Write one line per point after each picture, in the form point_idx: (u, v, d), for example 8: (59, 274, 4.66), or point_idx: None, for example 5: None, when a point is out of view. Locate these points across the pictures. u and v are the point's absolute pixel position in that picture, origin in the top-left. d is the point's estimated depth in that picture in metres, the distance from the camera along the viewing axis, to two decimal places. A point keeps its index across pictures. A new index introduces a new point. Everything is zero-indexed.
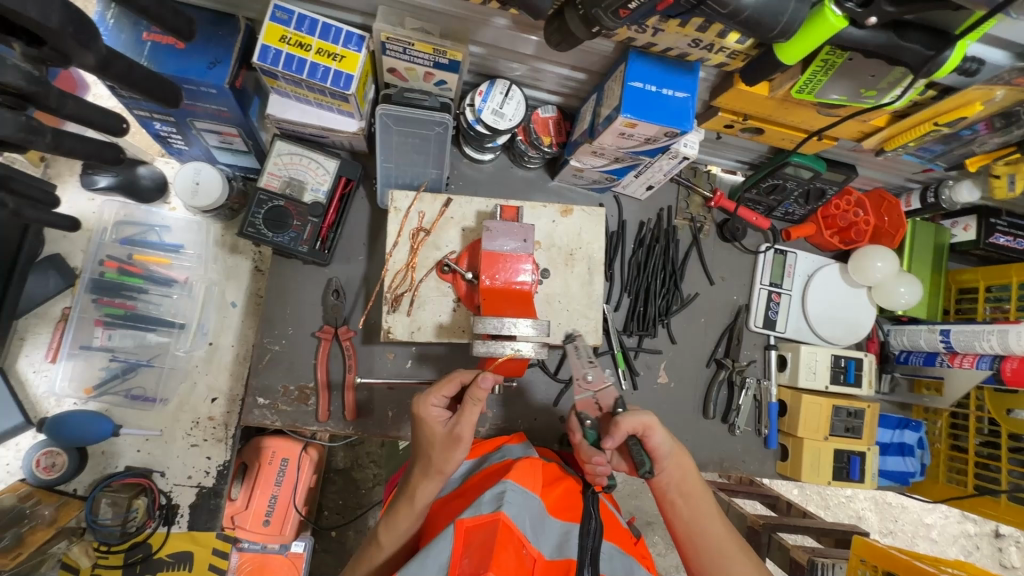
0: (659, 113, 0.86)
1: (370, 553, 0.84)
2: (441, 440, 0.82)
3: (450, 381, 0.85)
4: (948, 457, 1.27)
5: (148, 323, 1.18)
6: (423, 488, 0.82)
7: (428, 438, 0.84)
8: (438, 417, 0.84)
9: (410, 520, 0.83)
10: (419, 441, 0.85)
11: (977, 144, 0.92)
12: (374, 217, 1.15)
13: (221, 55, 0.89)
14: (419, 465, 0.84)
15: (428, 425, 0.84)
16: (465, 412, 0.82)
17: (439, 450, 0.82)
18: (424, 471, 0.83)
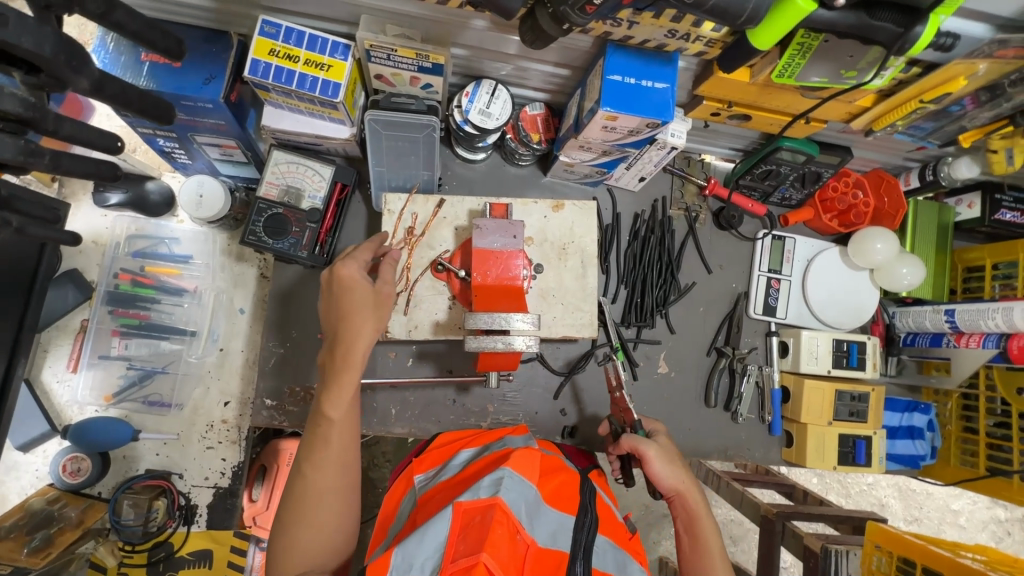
0: (639, 105, 0.87)
1: (322, 429, 0.81)
2: (372, 298, 0.87)
3: (366, 248, 0.94)
4: (959, 440, 1.24)
5: (161, 332, 1.24)
6: (363, 340, 0.83)
7: (361, 297, 0.86)
8: (364, 276, 0.89)
9: (355, 378, 0.83)
10: (345, 306, 0.86)
11: (968, 120, 0.91)
12: (371, 220, 1.19)
13: (216, 71, 0.93)
14: (349, 325, 0.84)
15: (357, 285, 0.87)
16: (386, 274, 0.91)
17: (375, 305, 0.87)
18: (357, 325, 0.84)
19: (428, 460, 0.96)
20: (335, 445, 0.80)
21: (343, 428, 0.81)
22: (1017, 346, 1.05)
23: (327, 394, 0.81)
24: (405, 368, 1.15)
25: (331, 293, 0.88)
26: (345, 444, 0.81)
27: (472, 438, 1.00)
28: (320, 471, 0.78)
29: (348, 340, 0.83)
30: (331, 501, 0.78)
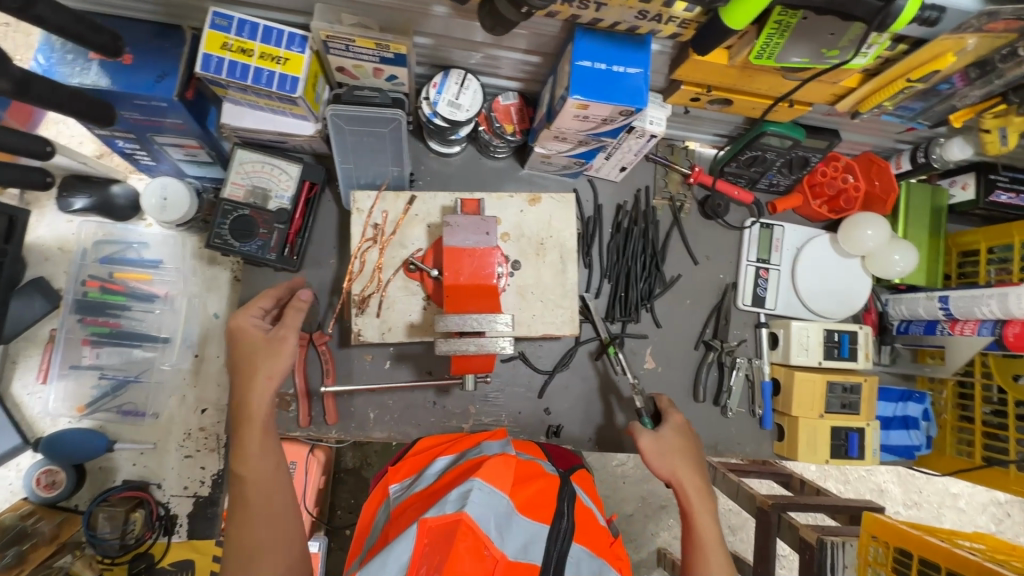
0: (611, 92, 0.82)
1: (236, 490, 0.78)
2: (263, 343, 0.85)
3: (267, 295, 0.94)
4: (955, 428, 1.21)
5: (133, 339, 1.20)
6: (257, 392, 0.81)
7: (253, 344, 0.85)
8: (255, 325, 0.87)
9: (257, 431, 0.80)
10: (238, 359, 0.85)
11: (958, 99, 0.87)
12: (343, 219, 1.14)
13: (168, 68, 0.89)
14: (240, 381, 0.83)
15: (246, 336, 0.86)
16: (285, 317, 0.89)
17: (265, 351, 0.85)
18: (249, 375, 0.83)
19: (404, 468, 0.93)
20: (254, 501, 0.77)
21: (258, 483, 0.78)
22: (1013, 333, 1.01)
23: (233, 457, 0.79)
24: (383, 371, 1.12)
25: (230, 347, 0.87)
26: (265, 497, 0.78)
27: (450, 445, 0.97)
28: (242, 532, 0.76)
29: (241, 396, 0.82)
30: (268, 557, 0.75)
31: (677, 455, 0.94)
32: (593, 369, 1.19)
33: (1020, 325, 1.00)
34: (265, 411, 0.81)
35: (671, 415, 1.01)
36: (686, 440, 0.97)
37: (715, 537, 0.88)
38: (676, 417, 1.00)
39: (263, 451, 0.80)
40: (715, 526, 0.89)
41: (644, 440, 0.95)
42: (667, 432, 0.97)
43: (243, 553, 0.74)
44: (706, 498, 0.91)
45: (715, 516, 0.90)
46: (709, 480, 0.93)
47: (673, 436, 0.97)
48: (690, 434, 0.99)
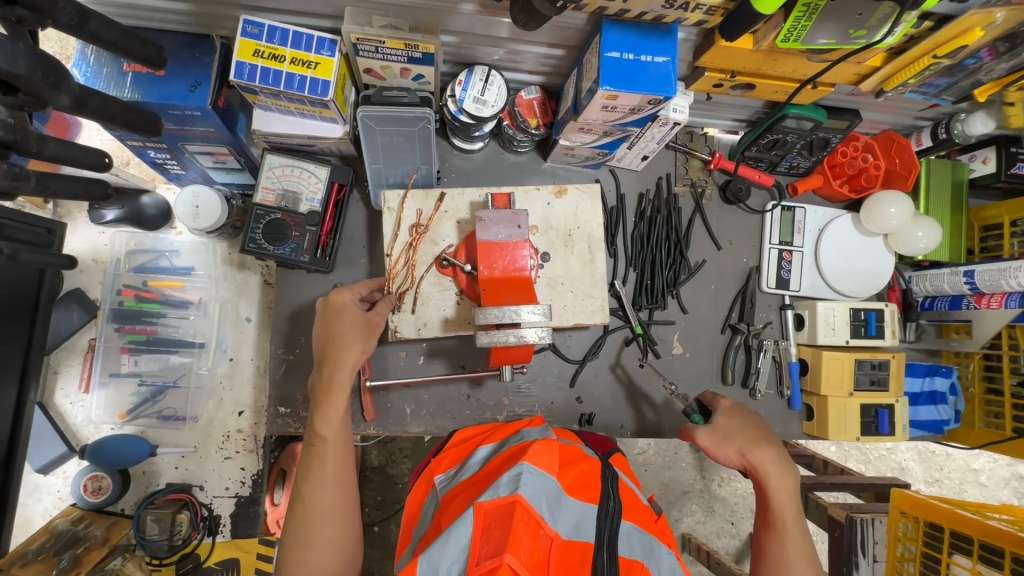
0: (640, 82, 0.83)
1: (316, 450, 0.83)
2: (364, 324, 0.91)
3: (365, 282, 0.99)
4: (984, 402, 1.22)
5: (169, 346, 1.23)
6: (350, 356, 0.87)
7: (353, 321, 0.91)
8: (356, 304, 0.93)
9: (344, 397, 0.85)
10: (336, 329, 0.90)
11: (983, 73, 0.88)
12: (371, 219, 1.16)
13: (201, 77, 0.91)
14: (338, 345, 0.88)
15: (348, 312, 0.91)
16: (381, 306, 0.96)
17: (365, 330, 0.90)
18: (346, 343, 0.88)
19: (446, 460, 0.94)
20: (330, 464, 0.82)
21: (337, 448, 0.84)
22: None
23: (319, 414, 0.84)
24: (417, 367, 1.14)
25: (326, 316, 0.92)
26: (339, 462, 0.83)
27: (491, 433, 0.98)
28: (318, 494, 0.80)
29: (336, 359, 0.86)
30: (334, 521, 0.80)
31: (744, 434, 0.95)
32: (623, 356, 1.20)
33: None
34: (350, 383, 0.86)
35: (719, 403, 1.02)
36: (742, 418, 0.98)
37: (792, 510, 0.89)
38: (727, 403, 1.02)
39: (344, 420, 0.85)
40: (793, 499, 0.90)
41: (700, 433, 0.97)
42: (721, 416, 0.99)
43: (311, 514, 0.79)
44: (780, 471, 0.91)
45: (793, 491, 0.90)
46: (785, 455, 0.92)
47: (724, 419, 0.98)
48: (745, 415, 0.99)
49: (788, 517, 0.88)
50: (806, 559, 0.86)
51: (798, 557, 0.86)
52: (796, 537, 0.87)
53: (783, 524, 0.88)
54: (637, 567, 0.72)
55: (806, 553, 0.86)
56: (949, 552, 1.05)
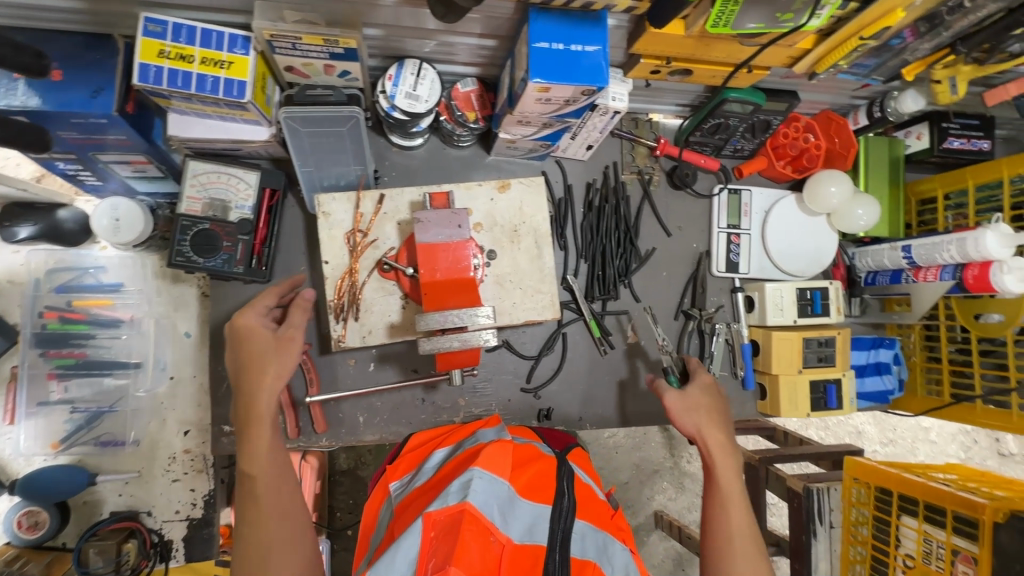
0: (572, 72, 0.81)
1: (247, 489, 0.77)
2: (273, 343, 0.86)
3: (269, 295, 0.93)
4: (924, 369, 1.27)
5: (102, 368, 1.16)
6: (271, 385, 0.82)
7: (262, 342, 0.85)
8: (264, 323, 0.88)
9: (266, 427, 0.80)
10: (245, 357, 0.85)
11: (909, 53, 0.90)
12: (309, 224, 1.11)
13: (104, 82, 0.84)
14: (258, 373, 0.82)
15: (254, 332, 0.86)
16: (291, 318, 0.91)
17: (275, 352, 0.85)
18: (258, 373, 0.82)
19: (401, 466, 0.92)
20: (263, 499, 0.76)
21: (270, 480, 0.78)
22: (973, 275, 1.05)
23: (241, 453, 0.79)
24: (367, 374, 1.11)
25: (234, 344, 0.87)
26: (275, 492, 0.77)
27: (447, 435, 0.96)
28: (257, 532, 0.74)
29: (255, 390, 0.81)
30: (280, 556, 0.73)
31: (704, 409, 0.96)
32: (579, 348, 1.20)
33: (979, 267, 1.04)
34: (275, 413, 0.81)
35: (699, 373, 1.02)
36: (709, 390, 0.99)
37: (736, 483, 0.89)
38: (704, 377, 1.01)
39: (272, 451, 0.79)
40: (739, 477, 0.90)
41: (672, 397, 0.97)
42: (690, 391, 0.98)
43: (253, 548, 0.73)
44: (728, 448, 0.92)
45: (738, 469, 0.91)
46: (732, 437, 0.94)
47: (696, 394, 0.98)
48: (716, 393, 1.00)
49: (732, 491, 0.88)
50: (749, 535, 0.85)
51: (740, 528, 0.85)
52: (740, 508, 0.87)
53: (727, 499, 0.88)
54: (588, 568, 0.72)
55: (750, 525, 0.86)
56: (898, 514, 1.07)
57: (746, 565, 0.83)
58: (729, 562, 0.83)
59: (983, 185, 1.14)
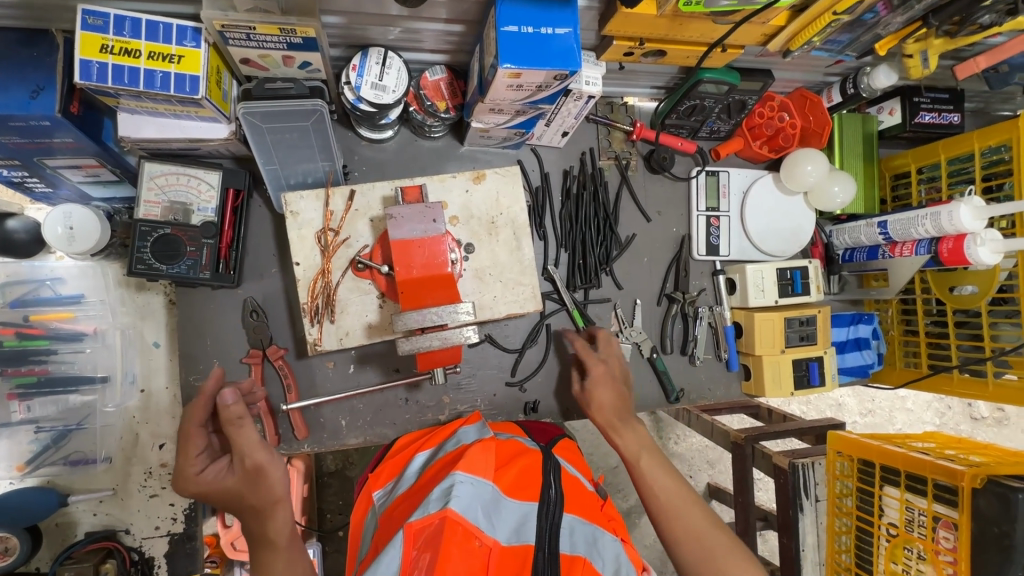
0: (543, 56, 0.78)
1: None
2: (240, 481, 0.75)
3: (190, 436, 0.77)
4: (902, 342, 1.29)
5: (66, 385, 1.11)
6: (273, 525, 0.75)
7: (229, 488, 0.75)
8: (214, 471, 0.76)
9: (282, 558, 0.74)
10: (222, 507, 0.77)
11: (882, 27, 0.90)
12: (277, 224, 1.06)
13: (44, 81, 0.78)
14: (252, 522, 0.75)
15: (218, 489, 0.75)
16: (238, 441, 0.76)
17: (252, 490, 0.75)
18: (253, 521, 0.75)
19: (384, 473, 0.89)
20: None
21: None
22: (948, 248, 1.06)
23: None
24: (347, 376, 1.08)
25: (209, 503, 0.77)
26: None
27: (426, 438, 0.94)
28: None
29: (259, 535, 0.75)
30: None
31: (597, 400, 1.01)
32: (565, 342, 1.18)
33: (953, 240, 1.05)
34: (289, 533, 0.75)
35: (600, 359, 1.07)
36: (605, 370, 1.04)
37: (639, 448, 0.94)
38: (599, 370, 1.03)
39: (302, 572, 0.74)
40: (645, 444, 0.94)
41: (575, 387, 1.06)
42: (595, 390, 1.02)
43: None
44: (626, 422, 0.98)
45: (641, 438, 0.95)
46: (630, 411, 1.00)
47: (601, 393, 1.02)
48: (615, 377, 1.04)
49: (639, 454, 0.92)
50: (675, 490, 0.88)
51: (663, 487, 0.88)
52: (653, 462, 0.91)
53: (639, 463, 0.92)
54: (577, 563, 0.71)
55: (669, 474, 0.90)
56: (881, 484, 1.08)
57: (686, 513, 0.86)
58: (670, 516, 0.86)
59: (954, 159, 1.14)
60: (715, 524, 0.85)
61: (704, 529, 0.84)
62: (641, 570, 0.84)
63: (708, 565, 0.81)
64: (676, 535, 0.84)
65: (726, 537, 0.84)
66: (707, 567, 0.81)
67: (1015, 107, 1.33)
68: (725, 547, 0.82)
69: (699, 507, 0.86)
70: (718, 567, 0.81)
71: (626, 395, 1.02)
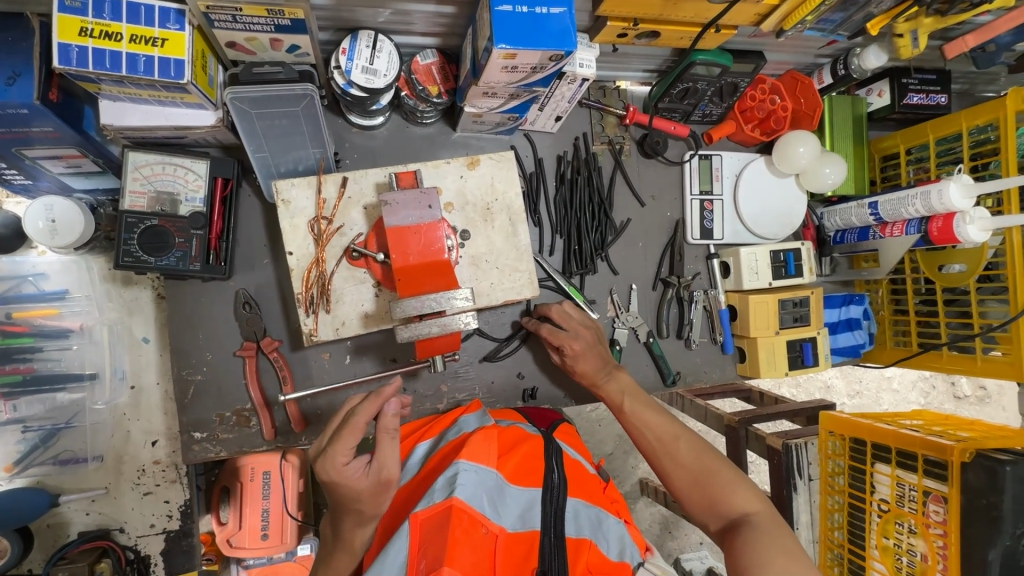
0: (538, 37, 0.77)
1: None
2: (372, 493, 0.70)
3: (352, 432, 0.69)
4: (892, 321, 1.31)
5: (53, 383, 1.08)
6: (362, 532, 0.73)
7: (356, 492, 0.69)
8: (361, 472, 0.69)
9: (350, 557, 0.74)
10: (338, 500, 0.70)
11: (873, 5, 0.91)
12: (267, 214, 1.04)
13: (20, 66, 0.75)
14: (349, 519, 0.72)
15: (349, 487, 0.69)
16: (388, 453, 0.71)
17: (372, 499, 0.70)
18: (357, 520, 0.71)
19: None
20: None
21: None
22: (937, 228, 1.07)
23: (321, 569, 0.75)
24: (343, 368, 1.06)
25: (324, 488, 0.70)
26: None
27: (428, 427, 0.94)
28: None
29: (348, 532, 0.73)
30: None
31: (580, 367, 1.03)
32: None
33: (943, 219, 1.06)
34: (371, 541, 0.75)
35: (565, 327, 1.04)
36: (582, 343, 1.02)
37: (620, 395, 0.98)
38: (577, 347, 1.01)
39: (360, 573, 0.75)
40: (629, 391, 0.98)
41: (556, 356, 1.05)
42: (576, 363, 1.02)
43: None
44: (607, 374, 1.01)
45: (625, 386, 0.99)
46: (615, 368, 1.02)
47: (583, 363, 1.02)
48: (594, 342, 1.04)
49: (621, 401, 0.97)
50: (661, 428, 0.93)
51: (652, 427, 0.93)
52: (637, 405, 0.96)
53: (623, 409, 0.97)
54: (584, 547, 0.72)
55: (654, 412, 0.95)
56: (873, 462, 1.09)
57: (675, 447, 0.90)
58: (663, 455, 0.90)
59: (942, 139, 1.16)
60: (705, 453, 0.89)
61: (695, 460, 0.88)
62: (647, 551, 0.85)
63: (705, 494, 0.86)
64: (672, 472, 0.89)
65: (717, 464, 0.87)
66: (704, 497, 0.86)
67: (1000, 88, 1.35)
68: (717, 475, 0.86)
69: (687, 440, 0.90)
70: (714, 493, 0.85)
71: (603, 351, 1.04)
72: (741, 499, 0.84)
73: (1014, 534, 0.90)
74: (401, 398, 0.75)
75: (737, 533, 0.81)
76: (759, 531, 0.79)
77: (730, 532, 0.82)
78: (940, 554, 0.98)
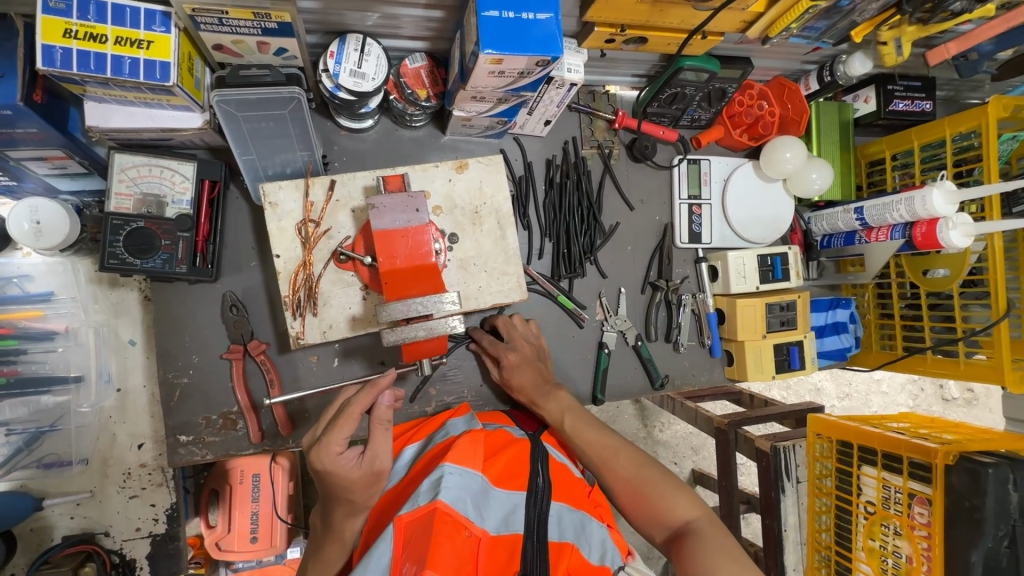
0: (525, 42, 0.77)
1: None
2: (363, 484, 0.71)
3: (345, 421, 0.71)
4: (878, 325, 1.32)
5: (39, 386, 1.07)
6: (352, 522, 0.75)
7: (347, 483, 0.70)
8: (352, 464, 0.71)
9: (342, 549, 0.75)
10: (331, 490, 0.72)
11: (857, 14, 0.93)
12: (255, 216, 1.04)
13: (3, 68, 0.74)
14: (340, 509, 0.73)
15: (342, 477, 0.70)
16: (377, 444, 0.72)
17: (363, 490, 0.72)
18: (348, 511, 0.73)
19: None
20: None
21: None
22: (921, 233, 1.08)
23: (311, 561, 0.76)
24: (331, 370, 1.06)
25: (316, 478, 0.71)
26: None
27: (416, 430, 0.94)
28: None
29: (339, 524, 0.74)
30: None
31: (517, 382, 1.02)
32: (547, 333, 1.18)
33: (926, 224, 1.07)
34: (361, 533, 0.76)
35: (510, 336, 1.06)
36: (519, 356, 1.02)
37: (562, 413, 0.96)
38: (512, 358, 1.02)
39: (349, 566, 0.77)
40: (569, 409, 0.96)
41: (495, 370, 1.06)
42: (512, 374, 1.02)
43: None
44: (545, 392, 1.00)
45: (565, 404, 0.97)
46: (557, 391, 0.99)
47: (520, 376, 1.02)
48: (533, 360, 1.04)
49: (561, 420, 0.94)
50: (600, 445, 0.91)
51: (592, 445, 0.91)
52: (577, 422, 0.94)
53: (564, 427, 0.94)
54: (566, 551, 0.72)
55: (593, 429, 0.94)
56: (859, 464, 1.10)
57: (614, 462, 0.89)
58: (605, 471, 0.89)
59: (927, 145, 1.17)
60: (645, 465, 0.88)
61: (636, 474, 0.88)
62: (628, 555, 0.85)
63: (648, 507, 0.86)
64: (615, 486, 0.88)
65: (657, 475, 0.87)
66: (648, 509, 0.86)
67: (984, 95, 1.37)
68: (657, 487, 0.86)
69: (626, 453, 0.90)
70: (657, 506, 0.85)
71: (541, 368, 1.03)
72: (682, 507, 0.84)
73: (995, 535, 0.91)
74: (394, 392, 0.78)
75: (682, 541, 0.81)
76: (704, 537, 0.80)
77: (676, 543, 0.82)
78: (924, 556, 0.98)
